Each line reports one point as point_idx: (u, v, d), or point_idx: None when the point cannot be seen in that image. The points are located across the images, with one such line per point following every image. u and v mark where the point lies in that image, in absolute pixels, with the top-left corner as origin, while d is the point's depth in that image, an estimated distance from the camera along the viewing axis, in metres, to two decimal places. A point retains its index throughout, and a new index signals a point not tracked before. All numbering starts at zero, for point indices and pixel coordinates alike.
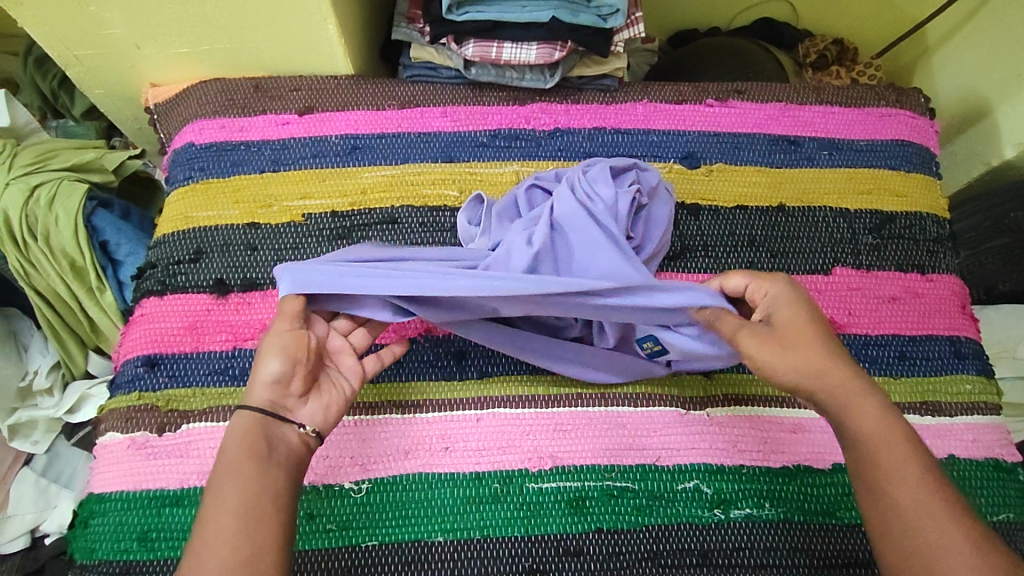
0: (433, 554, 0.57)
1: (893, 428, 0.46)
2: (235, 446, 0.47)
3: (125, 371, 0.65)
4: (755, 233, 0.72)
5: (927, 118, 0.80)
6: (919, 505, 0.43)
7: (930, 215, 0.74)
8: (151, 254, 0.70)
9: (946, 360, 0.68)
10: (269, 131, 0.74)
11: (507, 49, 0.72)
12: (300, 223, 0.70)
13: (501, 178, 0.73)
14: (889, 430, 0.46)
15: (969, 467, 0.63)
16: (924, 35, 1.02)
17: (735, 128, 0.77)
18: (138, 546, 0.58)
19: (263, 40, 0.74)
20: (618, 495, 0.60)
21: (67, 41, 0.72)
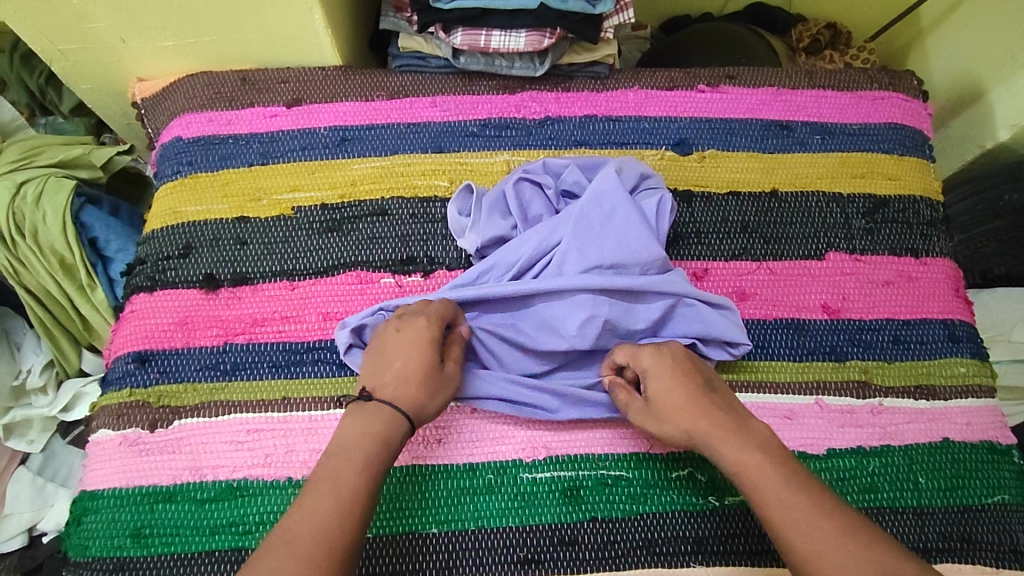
0: (427, 547, 0.57)
1: (756, 460, 0.50)
2: (374, 451, 0.50)
3: (116, 367, 0.65)
4: (748, 219, 0.71)
5: (921, 101, 0.79)
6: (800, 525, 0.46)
7: (923, 198, 0.74)
8: (140, 250, 0.70)
9: (940, 343, 0.68)
10: (257, 124, 0.74)
11: (496, 37, 0.71)
12: (289, 216, 0.70)
13: (491, 168, 0.73)
14: (758, 463, 0.50)
15: (963, 450, 0.63)
16: (918, 18, 1.01)
17: (727, 114, 0.76)
18: (132, 542, 0.57)
19: (250, 33, 0.73)
20: (612, 483, 0.60)
21: (50, 36, 0.71)
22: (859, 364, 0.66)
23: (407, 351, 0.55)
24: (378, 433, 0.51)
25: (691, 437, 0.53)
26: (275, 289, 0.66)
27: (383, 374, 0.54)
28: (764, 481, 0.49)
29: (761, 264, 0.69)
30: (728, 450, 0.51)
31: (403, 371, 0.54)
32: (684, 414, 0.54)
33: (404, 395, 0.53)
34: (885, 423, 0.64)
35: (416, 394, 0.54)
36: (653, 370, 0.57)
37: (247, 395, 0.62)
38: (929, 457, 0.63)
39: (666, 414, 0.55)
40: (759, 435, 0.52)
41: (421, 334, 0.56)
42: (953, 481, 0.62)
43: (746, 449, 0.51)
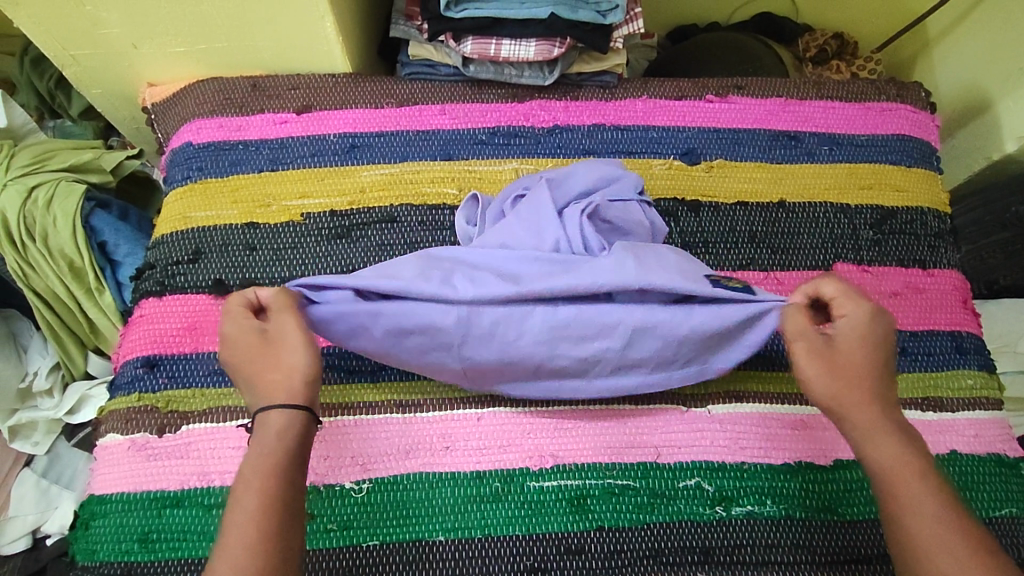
0: (434, 554, 0.57)
1: (916, 458, 0.47)
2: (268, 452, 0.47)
3: (124, 372, 0.65)
4: (756, 229, 0.71)
5: (928, 113, 0.80)
6: (938, 537, 0.44)
7: (930, 209, 0.74)
8: (149, 255, 0.70)
9: (948, 355, 0.68)
10: (267, 130, 0.74)
11: (506, 46, 0.71)
12: (298, 222, 0.70)
13: (500, 176, 0.73)
14: (913, 459, 0.47)
15: (970, 462, 0.63)
16: (925, 29, 1.01)
17: (735, 124, 0.76)
18: (139, 547, 0.57)
19: (261, 39, 0.74)
20: (619, 492, 0.60)
21: (63, 42, 0.72)
22: None
23: (244, 353, 0.50)
24: (272, 433, 0.48)
25: (843, 400, 0.50)
26: None
27: (245, 388, 0.51)
28: (909, 483, 0.46)
29: (768, 274, 0.69)
30: (890, 444, 0.48)
31: (251, 376, 0.50)
32: (852, 381, 0.50)
33: (263, 396, 0.49)
34: None
35: (273, 388, 0.49)
36: (857, 325, 0.50)
37: None
38: (937, 469, 0.62)
39: (840, 371, 0.50)
40: (917, 441, 0.49)
41: (242, 332, 0.51)
42: (961, 493, 0.62)
43: (905, 450, 0.48)
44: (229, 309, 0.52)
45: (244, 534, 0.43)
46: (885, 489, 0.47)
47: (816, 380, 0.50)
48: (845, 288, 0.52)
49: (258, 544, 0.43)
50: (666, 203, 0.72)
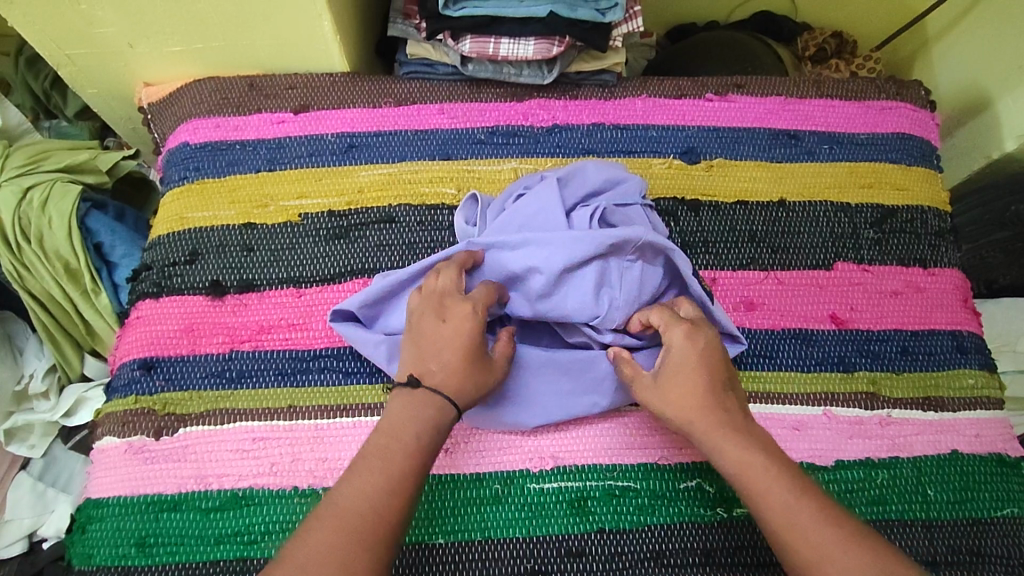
0: (434, 557, 0.56)
1: (755, 459, 0.50)
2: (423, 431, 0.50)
3: (121, 374, 0.64)
4: (756, 229, 0.71)
5: (928, 111, 0.79)
6: (794, 525, 0.46)
7: (931, 208, 0.74)
8: (146, 256, 0.69)
9: (948, 354, 0.68)
10: (264, 130, 0.74)
11: (504, 45, 0.71)
12: (296, 223, 0.69)
13: (499, 176, 0.72)
14: (751, 461, 0.50)
15: (972, 462, 0.63)
16: (924, 27, 1.01)
17: (735, 123, 0.76)
18: (137, 551, 0.57)
19: (257, 38, 0.73)
20: (620, 494, 0.59)
21: (58, 41, 0.71)
22: (867, 375, 0.66)
23: (449, 339, 0.53)
24: (430, 417, 0.51)
25: (688, 419, 0.52)
26: (281, 297, 0.66)
27: (429, 361, 0.53)
28: (766, 484, 0.48)
29: (769, 273, 0.69)
30: (735, 449, 0.50)
31: (448, 361, 0.53)
32: (694, 400, 0.52)
33: (451, 382, 0.52)
34: (893, 435, 0.63)
35: (461, 381, 0.52)
36: (680, 348, 0.54)
37: (253, 403, 0.62)
38: (938, 469, 0.62)
39: (675, 394, 0.53)
40: (758, 434, 0.52)
41: (464, 320, 0.54)
42: (962, 493, 0.61)
43: (748, 452, 0.50)
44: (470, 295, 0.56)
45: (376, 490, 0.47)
46: (747, 493, 0.49)
47: (670, 408, 0.53)
48: (670, 316, 0.56)
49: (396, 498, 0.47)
50: (666, 202, 0.72)
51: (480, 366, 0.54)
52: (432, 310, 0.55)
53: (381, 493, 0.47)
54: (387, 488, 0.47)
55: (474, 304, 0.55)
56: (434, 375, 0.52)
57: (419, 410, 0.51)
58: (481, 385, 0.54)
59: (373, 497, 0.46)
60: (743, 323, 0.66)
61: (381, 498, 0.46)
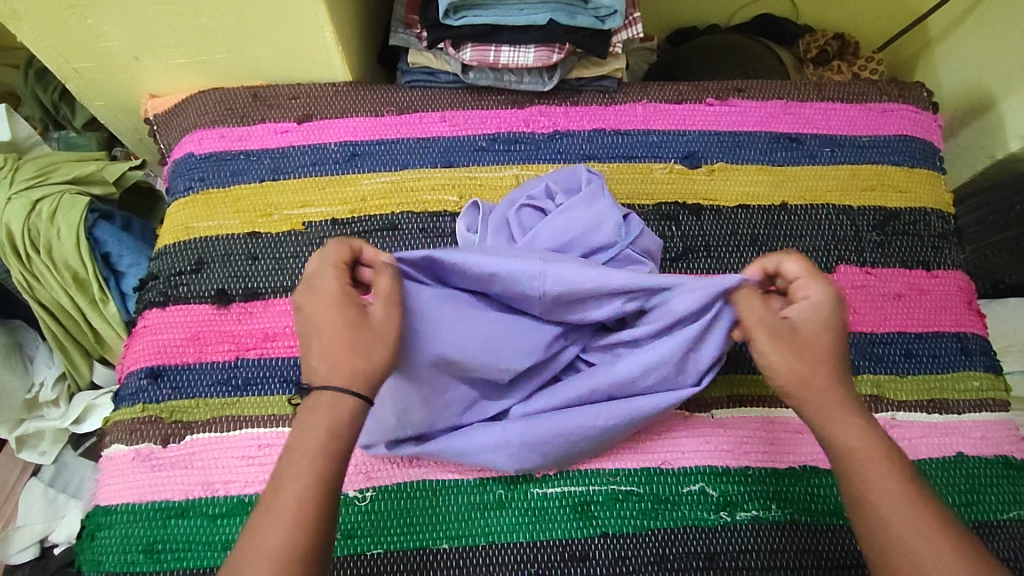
0: (438, 563, 0.57)
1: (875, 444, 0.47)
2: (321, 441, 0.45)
3: (129, 383, 0.65)
4: (757, 232, 0.71)
5: (931, 113, 0.79)
6: (909, 516, 0.44)
7: (934, 210, 0.74)
8: (152, 266, 0.70)
9: (953, 356, 0.67)
10: (268, 139, 0.74)
11: (505, 53, 0.72)
12: (300, 231, 0.70)
13: (501, 182, 0.73)
14: (871, 445, 0.47)
15: (977, 465, 0.63)
16: (927, 28, 1.01)
17: (736, 127, 0.76)
18: (144, 557, 0.58)
19: (261, 50, 0.74)
20: (623, 499, 0.59)
21: (65, 55, 0.72)
22: (871, 378, 0.66)
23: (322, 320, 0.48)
24: (328, 421, 0.45)
25: (808, 386, 0.49)
26: (285, 305, 0.67)
27: (311, 351, 0.48)
28: (879, 474, 0.46)
29: None
30: (855, 432, 0.47)
31: (322, 346, 0.47)
32: (820, 368, 0.49)
33: (334, 370, 0.46)
34: (898, 438, 0.63)
35: (349, 369, 0.46)
36: (822, 310, 0.50)
37: (258, 410, 0.62)
38: (944, 472, 0.62)
39: (804, 353, 0.49)
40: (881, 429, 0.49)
41: (328, 296, 0.48)
42: (968, 496, 0.61)
43: (870, 435, 0.47)
44: (324, 266, 0.50)
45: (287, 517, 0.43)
46: (854, 471, 0.46)
47: (781, 364, 0.49)
48: (810, 270, 0.52)
49: (304, 522, 0.43)
50: (667, 207, 0.72)
51: (361, 333, 0.48)
52: (303, 298, 0.50)
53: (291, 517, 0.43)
54: (296, 511, 0.43)
55: (326, 276, 0.49)
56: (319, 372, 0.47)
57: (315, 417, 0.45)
58: (376, 351, 0.48)
59: (281, 528, 0.42)
60: None
61: (290, 523, 0.42)
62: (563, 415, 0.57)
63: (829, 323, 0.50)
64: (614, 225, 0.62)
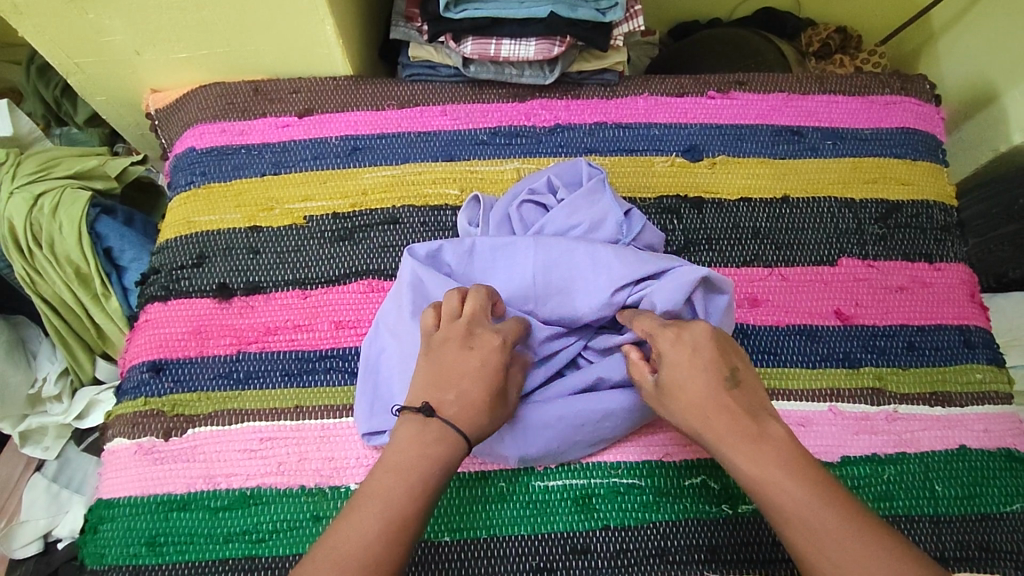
0: (440, 555, 0.57)
1: (770, 469, 0.46)
2: (432, 473, 0.48)
3: (131, 376, 0.65)
4: (759, 225, 0.71)
5: (933, 105, 0.79)
6: (815, 539, 0.44)
7: (936, 202, 0.73)
8: (154, 260, 0.70)
9: (956, 349, 0.67)
10: (269, 134, 0.74)
11: (505, 46, 0.71)
12: (301, 225, 0.70)
13: (502, 176, 0.73)
14: (766, 472, 0.46)
15: (980, 458, 0.63)
16: (929, 21, 1.00)
17: (737, 120, 0.76)
18: (147, 550, 0.58)
19: (261, 44, 0.74)
20: (625, 491, 0.59)
21: (67, 50, 0.72)
22: (873, 370, 0.65)
23: (470, 370, 0.51)
24: (438, 455, 0.48)
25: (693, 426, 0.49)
26: (287, 298, 0.67)
27: (449, 389, 0.51)
28: (781, 498, 0.45)
29: (773, 270, 0.69)
30: (744, 458, 0.47)
31: (467, 395, 0.50)
32: (704, 411, 0.49)
33: (467, 422, 0.50)
34: (900, 431, 0.63)
35: (474, 419, 0.50)
36: (671, 356, 0.51)
37: (259, 404, 0.62)
38: (946, 465, 0.62)
39: (682, 405, 0.50)
40: (776, 438, 0.48)
41: (489, 354, 0.52)
42: (970, 489, 0.61)
43: (763, 460, 0.47)
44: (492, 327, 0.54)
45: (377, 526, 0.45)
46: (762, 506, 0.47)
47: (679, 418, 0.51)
48: (660, 326, 0.53)
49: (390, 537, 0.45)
50: (668, 200, 0.72)
51: (499, 405, 0.52)
52: (457, 338, 0.53)
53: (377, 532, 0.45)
54: (385, 528, 0.45)
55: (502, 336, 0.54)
56: (450, 409, 0.50)
57: (425, 446, 0.48)
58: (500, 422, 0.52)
59: (368, 539, 0.44)
60: (747, 320, 0.66)
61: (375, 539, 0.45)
62: (571, 402, 0.57)
63: (700, 374, 0.50)
64: (615, 222, 0.62)
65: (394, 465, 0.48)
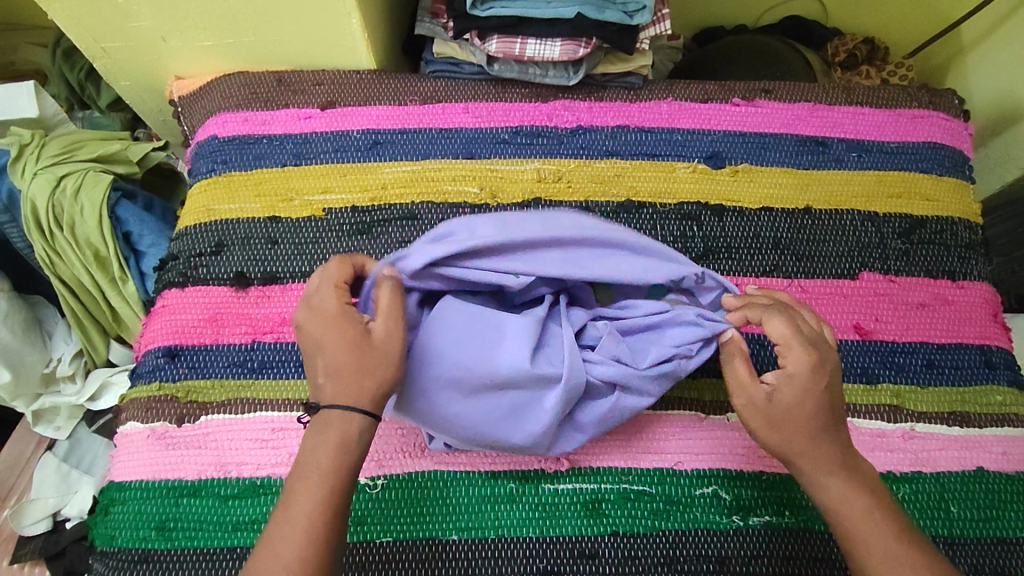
0: (447, 553, 0.57)
1: (857, 498, 0.49)
2: (332, 461, 0.47)
3: (145, 361, 0.65)
4: (780, 236, 0.70)
5: (962, 120, 0.78)
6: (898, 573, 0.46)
7: (961, 219, 0.72)
8: (173, 246, 0.71)
9: (977, 369, 0.66)
10: (291, 125, 0.75)
11: (531, 45, 0.71)
12: (320, 217, 0.70)
13: (521, 175, 0.72)
14: (852, 498, 0.49)
15: (998, 480, 0.62)
16: (960, 35, 0.99)
17: (762, 128, 0.75)
18: (156, 534, 0.58)
19: (287, 35, 0.74)
20: (635, 498, 0.59)
21: (93, 34, 0.73)
22: (891, 387, 0.65)
23: (331, 344, 0.49)
24: (331, 439, 0.48)
25: (790, 445, 0.50)
26: (303, 290, 0.67)
27: (319, 374, 0.49)
28: (860, 525, 0.48)
29: (792, 281, 0.68)
30: (835, 484, 0.50)
31: (334, 367, 0.48)
32: (807, 437, 0.50)
33: (343, 393, 0.48)
34: (916, 449, 0.62)
35: (360, 385, 0.48)
36: (801, 377, 0.50)
37: (272, 394, 0.63)
38: (963, 487, 0.61)
39: (789, 428, 0.50)
40: (863, 472, 0.50)
41: (340, 319, 0.49)
42: (988, 511, 0.60)
43: (851, 488, 0.49)
44: (326, 284, 0.51)
45: (299, 519, 0.46)
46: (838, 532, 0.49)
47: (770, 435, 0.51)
48: (790, 334, 0.51)
49: (315, 535, 0.45)
50: (689, 206, 0.71)
51: (375, 359, 0.49)
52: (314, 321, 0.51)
53: (319, 503, 0.46)
54: (313, 524, 0.46)
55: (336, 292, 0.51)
56: (326, 392, 0.49)
57: (319, 439, 0.48)
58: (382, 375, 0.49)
59: (304, 541, 0.45)
60: None
61: (314, 510, 0.46)
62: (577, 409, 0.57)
63: (815, 392, 0.50)
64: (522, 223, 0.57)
65: (309, 467, 0.47)
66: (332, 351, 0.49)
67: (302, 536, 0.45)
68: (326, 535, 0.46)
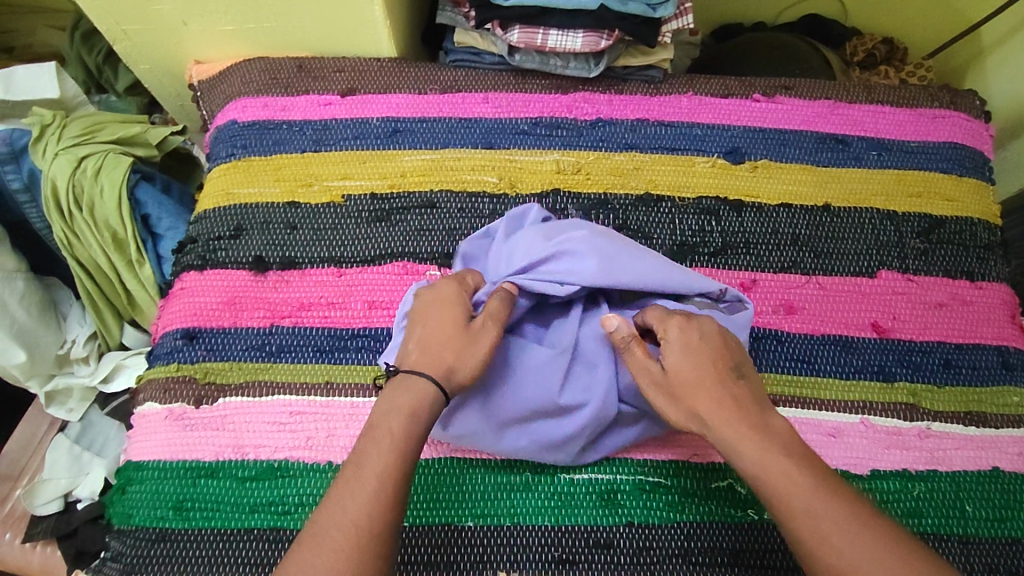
0: (463, 539, 0.57)
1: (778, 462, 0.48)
2: (401, 426, 0.49)
3: (164, 342, 0.66)
4: (799, 232, 0.70)
5: (982, 121, 0.78)
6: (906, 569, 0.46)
7: (981, 220, 0.72)
8: (192, 229, 0.71)
9: (994, 370, 0.66)
10: (311, 111, 0.75)
11: (553, 36, 0.71)
12: (339, 204, 0.70)
13: (540, 166, 0.72)
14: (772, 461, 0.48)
15: (1013, 481, 0.62)
16: (980, 36, 0.98)
17: (782, 125, 0.75)
18: (174, 514, 0.58)
19: (308, 21, 0.74)
20: (650, 489, 0.59)
21: (116, 16, 0.73)
22: (907, 386, 0.64)
23: (430, 318, 0.55)
24: (405, 404, 0.50)
25: (696, 413, 0.51)
26: (321, 275, 0.67)
27: (410, 341, 0.54)
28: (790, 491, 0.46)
29: (810, 278, 0.68)
30: (750, 450, 0.49)
31: (426, 339, 0.53)
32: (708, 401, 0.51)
33: (427, 359, 0.52)
34: (932, 448, 0.62)
35: (445, 356, 0.52)
36: (681, 347, 0.53)
37: (289, 377, 0.63)
38: (978, 486, 0.61)
39: (681, 396, 0.52)
40: (779, 434, 0.50)
41: (446, 299, 0.56)
42: (1003, 511, 0.60)
43: (767, 452, 0.48)
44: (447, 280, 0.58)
45: (366, 482, 0.47)
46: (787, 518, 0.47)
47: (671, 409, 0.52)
48: (663, 315, 0.56)
49: (380, 498, 0.46)
50: (708, 201, 0.71)
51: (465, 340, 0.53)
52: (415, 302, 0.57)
53: (385, 465, 0.47)
54: (379, 487, 0.47)
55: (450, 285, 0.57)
56: (412, 357, 0.53)
57: (394, 404, 0.50)
58: (467, 355, 0.53)
59: (369, 503, 0.46)
60: (782, 326, 0.66)
61: (383, 473, 0.47)
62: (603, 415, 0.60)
63: (704, 360, 0.53)
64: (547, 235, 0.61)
65: (377, 433, 0.49)
66: (430, 322, 0.54)
67: (366, 499, 0.46)
68: (392, 498, 0.47)
